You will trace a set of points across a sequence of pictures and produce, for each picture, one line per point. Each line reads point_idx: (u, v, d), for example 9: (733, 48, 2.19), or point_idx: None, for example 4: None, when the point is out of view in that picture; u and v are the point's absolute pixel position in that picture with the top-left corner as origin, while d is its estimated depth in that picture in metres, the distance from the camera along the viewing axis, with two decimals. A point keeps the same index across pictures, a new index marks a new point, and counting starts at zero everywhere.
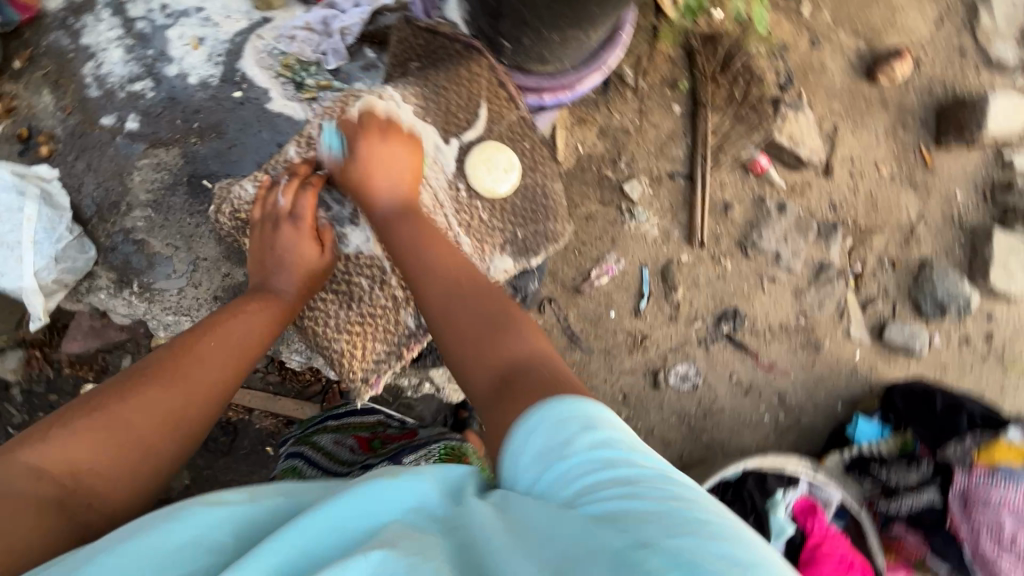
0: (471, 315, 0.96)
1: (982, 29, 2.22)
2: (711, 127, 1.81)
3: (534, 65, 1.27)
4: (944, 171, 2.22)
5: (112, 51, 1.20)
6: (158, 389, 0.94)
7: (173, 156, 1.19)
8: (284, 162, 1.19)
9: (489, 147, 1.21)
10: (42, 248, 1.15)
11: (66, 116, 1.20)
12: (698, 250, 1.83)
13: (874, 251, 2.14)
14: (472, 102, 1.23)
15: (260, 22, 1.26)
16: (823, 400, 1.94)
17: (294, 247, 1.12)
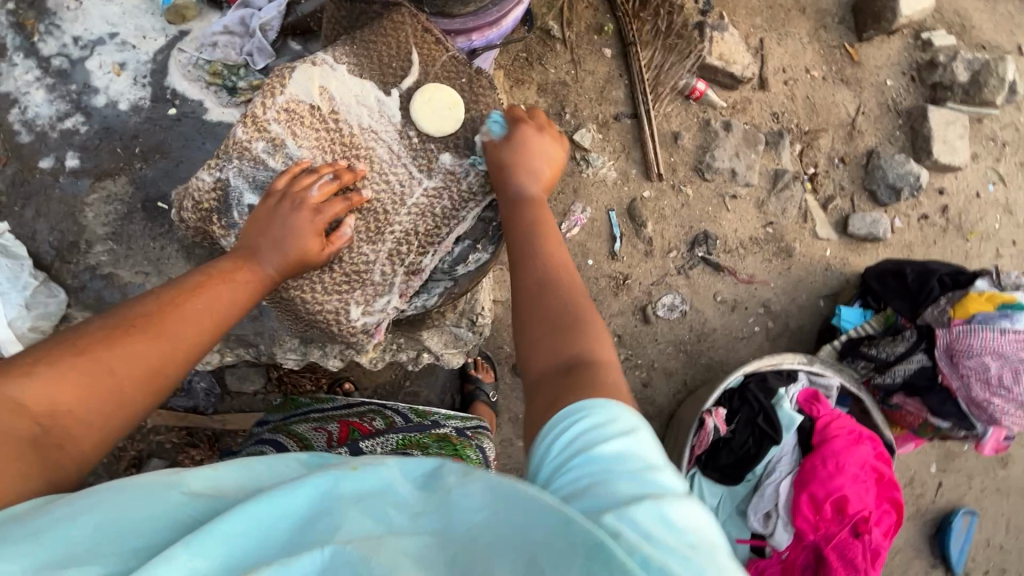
0: (555, 305, 0.88)
1: None
2: (644, 63, 1.86)
3: (455, 7, 1.26)
4: (871, 62, 2.31)
5: (33, 93, 1.17)
6: (135, 348, 0.81)
7: (122, 185, 1.17)
8: (238, 148, 1.06)
9: (428, 89, 1.10)
10: (8, 298, 1.11)
11: (1, 167, 1.16)
12: (658, 183, 1.87)
13: (823, 151, 2.22)
14: (402, 50, 1.12)
15: (177, 36, 1.23)
16: (804, 300, 2.02)
17: (297, 235, 0.96)
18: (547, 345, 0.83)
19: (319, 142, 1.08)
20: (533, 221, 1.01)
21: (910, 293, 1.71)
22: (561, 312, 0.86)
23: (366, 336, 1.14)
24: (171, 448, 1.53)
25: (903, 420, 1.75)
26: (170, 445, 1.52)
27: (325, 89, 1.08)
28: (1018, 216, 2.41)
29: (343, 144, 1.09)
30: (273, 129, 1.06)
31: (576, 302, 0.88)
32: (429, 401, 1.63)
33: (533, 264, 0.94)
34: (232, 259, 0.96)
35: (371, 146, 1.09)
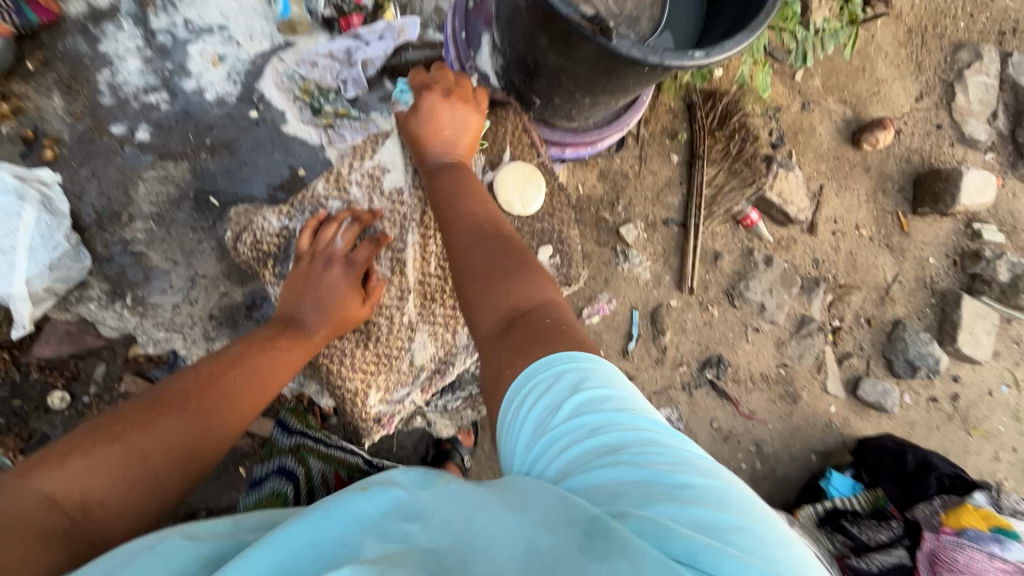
0: (497, 257, 1.02)
1: (957, 108, 2.40)
2: (706, 179, 1.88)
3: (560, 120, 1.34)
4: (919, 236, 2.34)
5: (129, 60, 1.31)
6: (187, 418, 0.99)
7: (180, 170, 1.33)
8: (311, 201, 1.29)
9: (521, 169, 1.28)
10: (37, 255, 1.22)
11: (74, 120, 1.31)
12: (687, 295, 1.87)
13: (852, 308, 2.22)
14: (497, 147, 1.32)
15: (283, 45, 1.35)
16: (797, 451, 1.99)
17: (338, 297, 1.22)
18: (497, 304, 0.94)
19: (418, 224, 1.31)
20: (459, 183, 1.17)
21: (904, 480, 1.68)
22: (495, 261, 1.00)
23: (377, 423, 1.38)
24: None
25: None
26: None
27: (416, 179, 1.31)
28: None
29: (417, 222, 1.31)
30: (352, 191, 1.30)
31: (517, 258, 1.01)
32: (403, 447, 1.59)
33: (459, 208, 1.12)
34: (281, 335, 1.18)
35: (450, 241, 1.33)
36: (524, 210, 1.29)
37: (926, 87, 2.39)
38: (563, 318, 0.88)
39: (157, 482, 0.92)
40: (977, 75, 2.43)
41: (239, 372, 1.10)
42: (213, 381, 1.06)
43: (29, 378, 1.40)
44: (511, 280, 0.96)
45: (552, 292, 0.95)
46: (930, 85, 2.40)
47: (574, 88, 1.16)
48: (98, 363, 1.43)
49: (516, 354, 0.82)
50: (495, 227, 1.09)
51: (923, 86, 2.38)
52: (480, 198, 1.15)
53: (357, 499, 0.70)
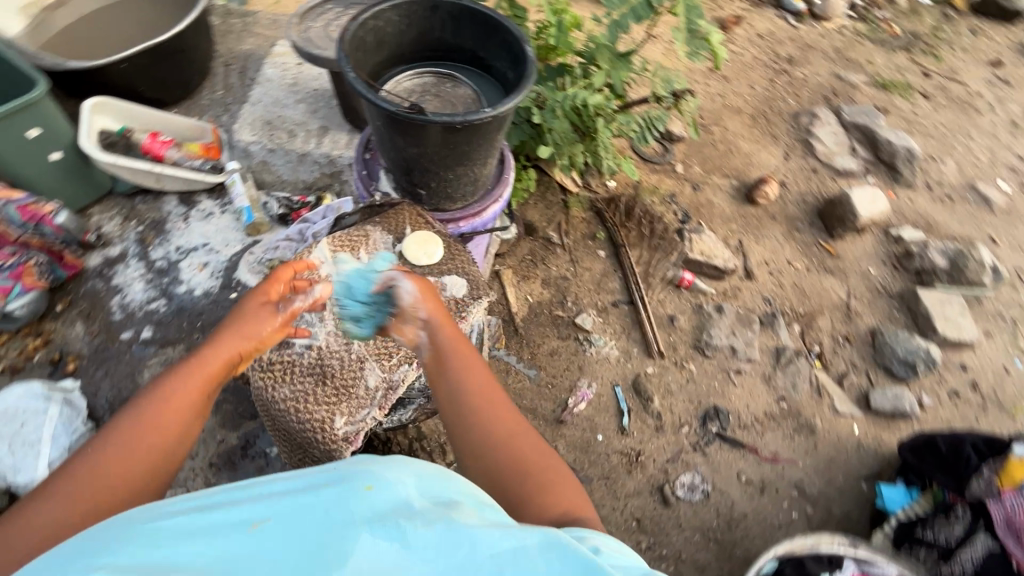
0: (516, 464, 0.83)
1: (821, 153, 2.87)
2: (634, 260, 2.16)
3: (444, 203, 1.45)
4: (849, 255, 2.57)
5: (135, 284, 1.59)
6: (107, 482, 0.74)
7: (179, 350, 1.50)
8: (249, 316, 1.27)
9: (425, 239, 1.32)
10: (58, 440, 1.30)
11: (92, 337, 1.52)
12: (660, 360, 1.98)
13: (824, 331, 2.32)
14: (398, 226, 1.34)
15: (250, 244, 1.64)
16: (843, 483, 1.89)
17: (253, 321, 0.97)
18: (537, 504, 0.79)
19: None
20: (464, 369, 0.94)
21: (948, 465, 1.60)
22: (533, 468, 0.83)
23: (347, 445, 1.20)
24: None
25: None
26: None
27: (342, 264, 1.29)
28: None
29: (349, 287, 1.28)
30: None
31: (553, 477, 0.83)
32: None
33: (472, 441, 0.86)
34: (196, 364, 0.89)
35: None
36: (431, 261, 1.31)
37: (788, 148, 2.89)
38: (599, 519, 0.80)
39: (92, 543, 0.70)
40: (823, 128, 2.97)
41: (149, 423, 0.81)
42: (110, 444, 0.77)
43: None
44: (545, 497, 0.79)
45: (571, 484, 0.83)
46: (791, 146, 2.91)
47: (434, 167, 1.30)
48: None
49: None
50: (515, 429, 0.87)
51: (785, 149, 2.89)
52: (487, 377, 0.94)
53: (328, 500, 0.63)
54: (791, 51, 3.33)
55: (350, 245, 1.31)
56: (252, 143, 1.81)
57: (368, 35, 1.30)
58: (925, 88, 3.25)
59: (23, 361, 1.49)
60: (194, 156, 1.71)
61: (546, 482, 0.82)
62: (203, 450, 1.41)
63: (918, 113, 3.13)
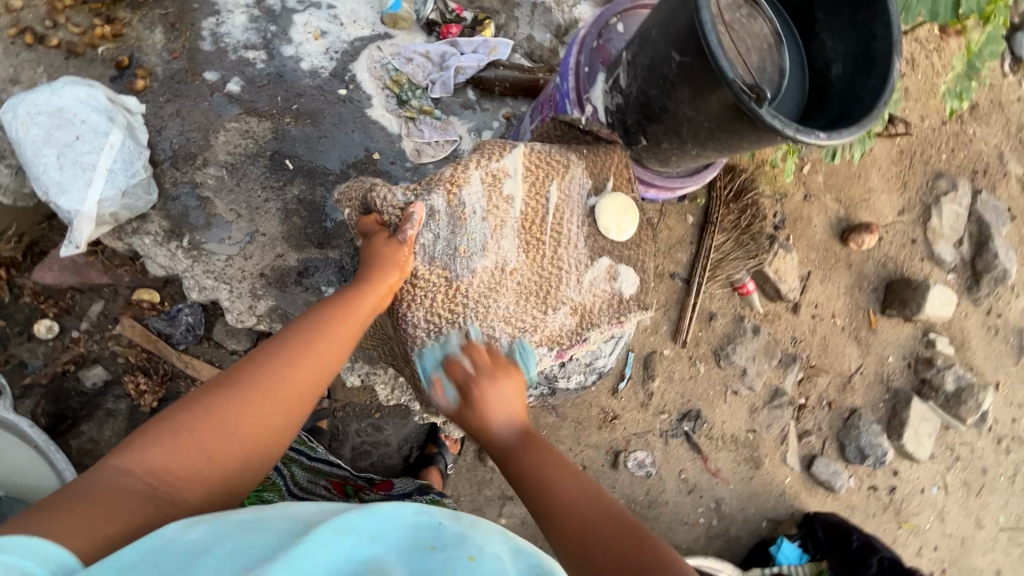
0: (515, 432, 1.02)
1: (932, 228, 2.67)
2: (715, 245, 2.02)
3: (653, 162, 1.32)
4: (883, 335, 2.56)
5: (236, 15, 1.33)
6: (233, 415, 0.89)
7: (263, 128, 1.31)
8: (394, 204, 1.11)
9: (617, 203, 1.19)
10: (113, 178, 1.19)
11: (171, 59, 1.32)
12: (679, 347, 1.98)
13: (817, 389, 2.39)
14: (603, 174, 1.21)
15: (382, 35, 1.41)
16: (752, 514, 2.11)
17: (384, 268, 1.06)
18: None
19: (526, 237, 1.17)
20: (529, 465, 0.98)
21: (847, 555, 1.87)
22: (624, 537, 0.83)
23: None
24: (122, 362, 1.53)
25: None
26: (122, 361, 1.52)
27: (530, 189, 1.17)
28: (946, 526, 2.62)
29: (529, 223, 1.17)
30: (472, 182, 1.13)
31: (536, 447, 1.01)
32: (387, 443, 1.62)
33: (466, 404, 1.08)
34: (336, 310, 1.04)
35: (557, 254, 1.19)
36: (618, 237, 1.22)
37: (908, 204, 2.65)
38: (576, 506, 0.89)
39: (196, 468, 0.85)
40: (951, 203, 2.71)
41: (279, 365, 0.95)
42: (256, 378, 0.93)
43: (19, 300, 1.48)
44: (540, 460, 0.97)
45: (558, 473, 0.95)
46: (912, 202, 2.67)
47: (692, 138, 1.16)
48: (95, 300, 1.51)
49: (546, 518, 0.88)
50: (591, 503, 0.89)
51: (905, 203, 2.65)
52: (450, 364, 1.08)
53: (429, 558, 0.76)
54: (983, 99, 2.86)
55: (548, 173, 1.17)
56: None
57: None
58: None
59: (85, 47, 1.31)
60: None
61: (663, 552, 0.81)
62: (258, 254, 1.33)
63: None
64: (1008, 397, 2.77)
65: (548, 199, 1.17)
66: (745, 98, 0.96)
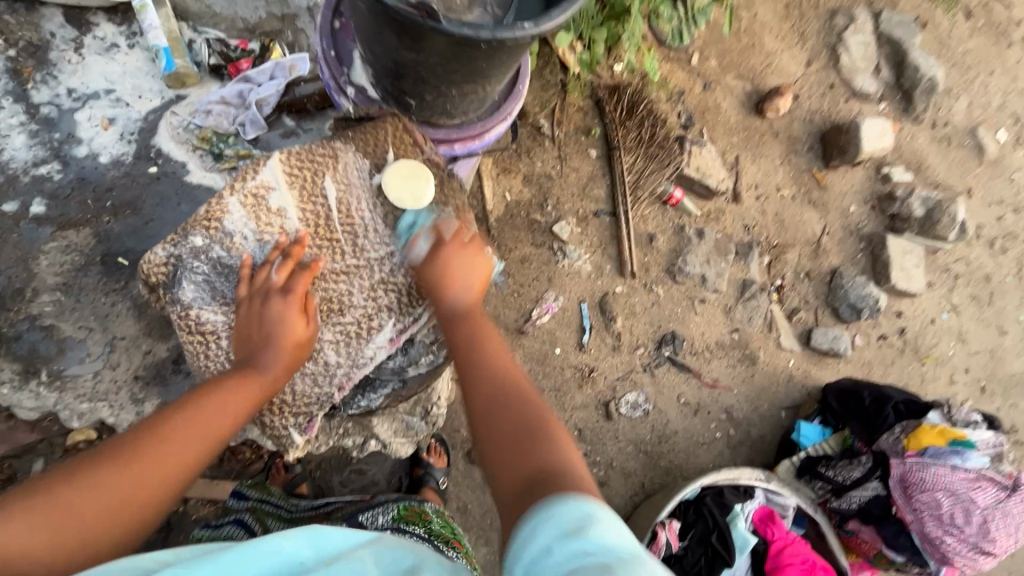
0: (511, 421, 0.86)
1: (845, 66, 2.59)
2: (626, 167, 1.96)
3: (443, 120, 1.11)
4: (836, 188, 2.48)
5: None
6: (130, 475, 0.79)
7: None
8: (189, 247, 0.98)
9: (409, 169, 1.02)
10: None
11: None
12: (630, 280, 1.92)
13: (789, 265, 2.32)
14: (379, 149, 1.05)
15: (182, 100, 1.28)
16: (767, 411, 2.06)
17: (281, 321, 0.93)
18: (518, 452, 0.82)
19: (319, 243, 1.02)
20: (467, 340, 0.97)
21: (866, 416, 1.76)
22: (521, 424, 0.86)
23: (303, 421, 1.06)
24: None
25: (859, 548, 1.69)
26: None
27: (303, 193, 1.02)
28: (970, 346, 2.55)
29: (320, 234, 1.02)
30: (226, 220, 0.98)
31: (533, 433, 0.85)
32: (374, 483, 1.58)
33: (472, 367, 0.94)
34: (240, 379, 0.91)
35: (358, 247, 1.04)
36: (421, 206, 1.04)
37: (813, 53, 2.57)
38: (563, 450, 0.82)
39: (65, 540, 0.74)
40: (855, 36, 2.62)
41: (164, 429, 0.83)
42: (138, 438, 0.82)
43: None
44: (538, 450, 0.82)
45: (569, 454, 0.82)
46: (817, 50, 2.58)
47: (418, 85, 0.99)
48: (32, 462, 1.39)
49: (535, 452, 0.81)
50: (510, 389, 0.90)
51: (809, 53, 2.56)
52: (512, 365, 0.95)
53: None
54: None
55: (318, 170, 1.03)
56: None
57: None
58: (969, 3, 2.86)
59: None
60: None
61: (548, 440, 0.84)
62: None
63: (955, 33, 2.81)
64: (984, 199, 2.69)
65: (326, 196, 1.02)
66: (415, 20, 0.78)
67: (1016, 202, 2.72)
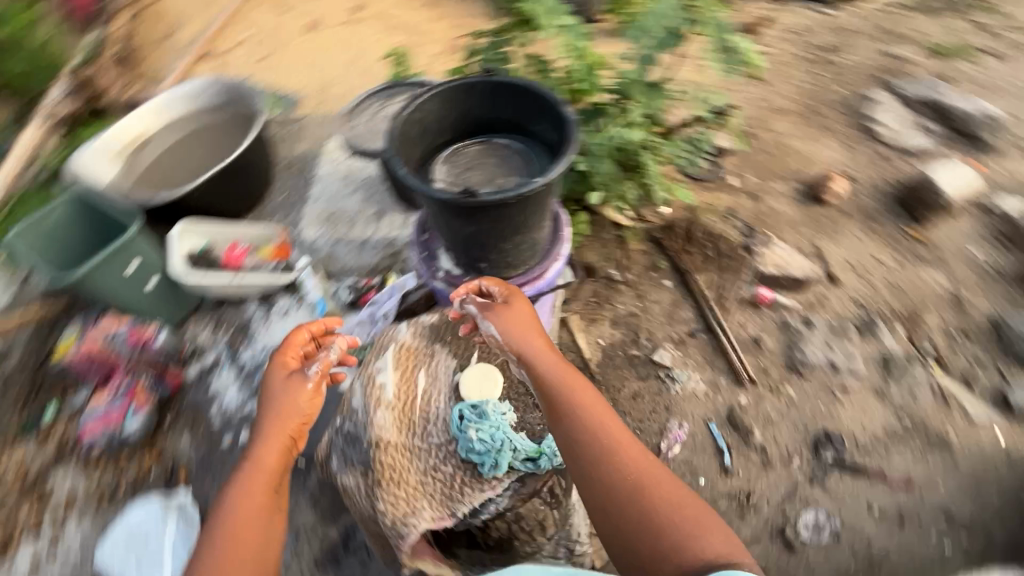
0: (641, 502, 0.89)
1: (888, 137, 2.63)
2: (704, 285, 2.06)
3: (510, 269, 1.27)
4: (945, 240, 2.29)
5: None
6: (234, 537, 0.94)
7: None
8: (352, 419, 1.26)
9: (485, 380, 1.26)
10: None
11: None
12: (752, 388, 1.85)
13: (936, 328, 2.02)
14: (466, 351, 1.32)
15: None
16: (1001, 503, 1.64)
17: (283, 386, 1.14)
18: (670, 542, 0.84)
19: (398, 422, 1.24)
20: (575, 406, 1.02)
21: None
22: (649, 496, 0.89)
23: (397, 534, 1.16)
24: None
25: None
26: None
27: (401, 376, 1.28)
28: None
29: (415, 416, 1.26)
30: (358, 400, 1.26)
31: (679, 508, 0.88)
32: None
33: (584, 437, 0.98)
34: (273, 421, 1.09)
35: (424, 434, 1.25)
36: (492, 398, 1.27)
37: (849, 138, 2.68)
38: (684, 524, 0.85)
39: None
40: (883, 110, 2.72)
41: (243, 485, 1.00)
42: (222, 513, 0.97)
43: None
44: (677, 535, 0.84)
45: (717, 543, 0.82)
46: (850, 135, 2.69)
47: (494, 241, 1.11)
48: None
49: (671, 523, 0.86)
50: (633, 464, 0.94)
51: (844, 140, 2.67)
52: (615, 425, 1.00)
53: None
54: (830, 40, 3.10)
55: (413, 364, 1.29)
56: (317, 237, 1.64)
57: (412, 127, 1.08)
58: (987, 49, 2.91)
59: None
60: (264, 261, 1.56)
61: (692, 520, 0.86)
62: None
63: (987, 74, 2.81)
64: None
65: (417, 386, 1.28)
66: (459, 199, 0.95)
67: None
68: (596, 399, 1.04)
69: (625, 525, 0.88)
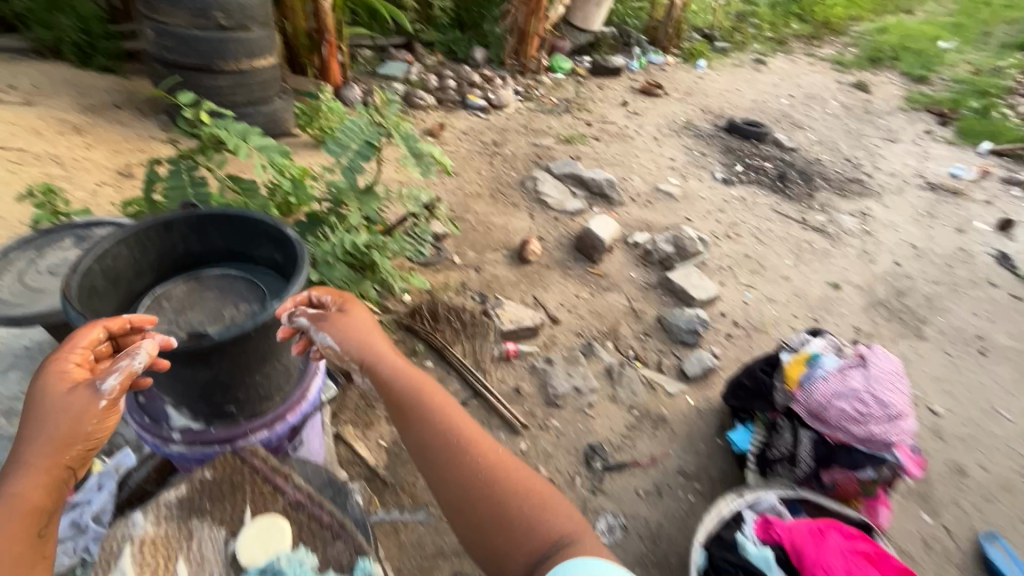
0: (495, 495, 1.01)
1: (555, 202, 3.36)
2: (461, 355, 2.24)
3: (262, 405, 1.28)
4: (614, 268, 2.97)
5: None
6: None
7: None
8: None
9: (269, 530, 1.09)
10: None
11: None
12: (526, 432, 2.07)
13: (630, 335, 2.59)
14: (235, 514, 1.12)
15: None
16: (709, 446, 2.17)
17: (61, 412, 0.89)
18: (524, 532, 0.96)
19: None
20: (428, 410, 1.10)
21: (759, 391, 2.02)
22: (502, 490, 1.01)
23: None
24: None
25: (849, 493, 1.79)
26: None
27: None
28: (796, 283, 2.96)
29: None
30: None
31: (529, 499, 1.00)
32: None
33: (438, 437, 1.07)
34: (49, 450, 0.88)
35: None
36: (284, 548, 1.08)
37: (530, 207, 3.33)
38: (539, 509, 0.99)
39: None
40: (545, 183, 3.48)
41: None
42: None
43: None
44: (532, 526, 0.97)
45: (566, 523, 0.98)
46: (530, 205, 3.35)
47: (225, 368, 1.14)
48: None
49: (524, 513, 0.98)
50: (486, 462, 1.05)
51: (526, 210, 3.31)
52: (470, 428, 1.10)
53: None
54: (494, 137, 3.88)
55: (165, 555, 1.05)
56: None
57: (98, 278, 1.10)
58: (594, 132, 4.05)
59: None
60: None
61: (543, 505, 1.00)
62: None
63: (598, 148, 3.89)
64: (710, 208, 3.42)
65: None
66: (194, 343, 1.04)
67: (730, 195, 3.54)
68: (448, 402, 1.13)
69: (479, 513, 1.00)
